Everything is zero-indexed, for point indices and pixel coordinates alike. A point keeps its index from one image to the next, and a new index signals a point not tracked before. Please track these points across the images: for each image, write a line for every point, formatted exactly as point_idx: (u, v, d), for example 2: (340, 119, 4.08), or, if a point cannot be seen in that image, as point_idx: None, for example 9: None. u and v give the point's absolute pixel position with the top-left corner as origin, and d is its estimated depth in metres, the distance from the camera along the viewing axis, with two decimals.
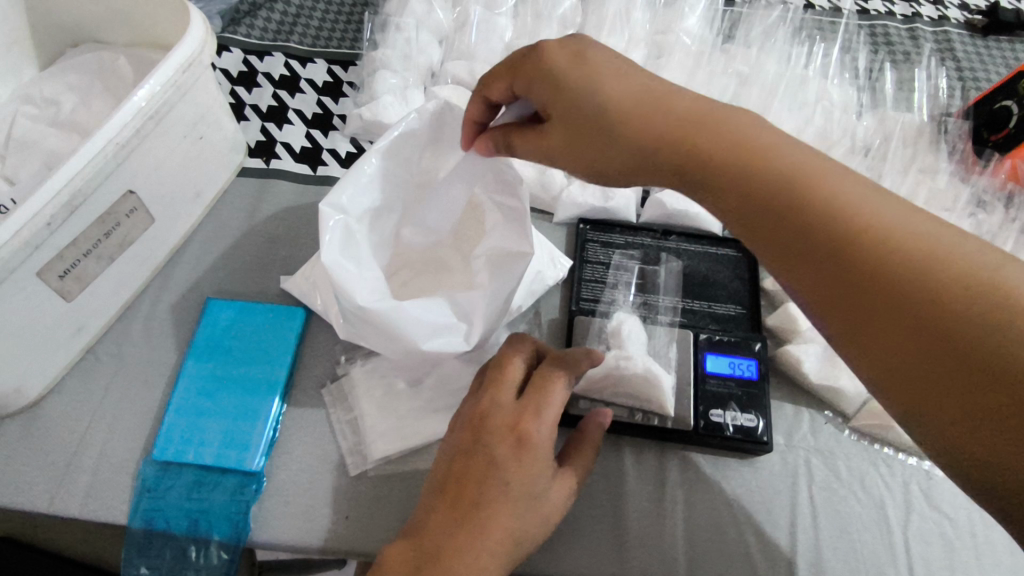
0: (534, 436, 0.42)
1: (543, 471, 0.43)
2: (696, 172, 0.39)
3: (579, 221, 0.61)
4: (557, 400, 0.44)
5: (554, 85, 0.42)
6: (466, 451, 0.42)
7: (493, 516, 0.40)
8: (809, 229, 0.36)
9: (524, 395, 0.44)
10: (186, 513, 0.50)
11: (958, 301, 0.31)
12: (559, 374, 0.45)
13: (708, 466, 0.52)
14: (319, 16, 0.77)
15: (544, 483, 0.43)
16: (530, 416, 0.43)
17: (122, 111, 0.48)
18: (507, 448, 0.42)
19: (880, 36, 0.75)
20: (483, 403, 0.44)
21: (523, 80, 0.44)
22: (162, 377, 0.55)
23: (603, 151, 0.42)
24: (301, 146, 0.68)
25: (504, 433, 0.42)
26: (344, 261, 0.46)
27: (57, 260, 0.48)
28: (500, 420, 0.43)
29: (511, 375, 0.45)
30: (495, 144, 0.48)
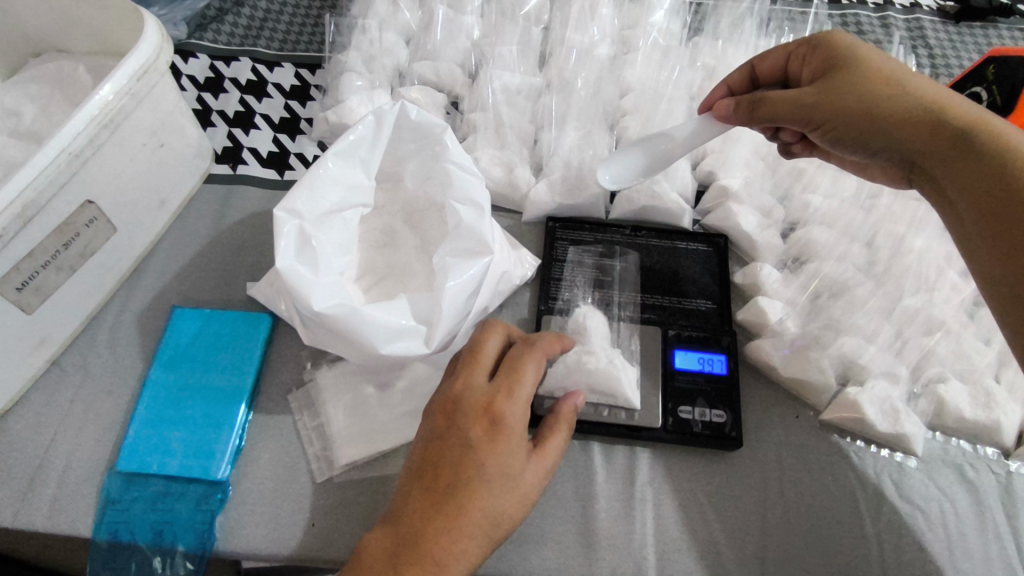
0: (508, 416, 0.42)
1: (520, 450, 0.42)
2: (926, 111, 0.45)
3: (548, 220, 0.61)
4: (530, 380, 0.44)
5: (840, 54, 0.49)
6: (440, 434, 0.42)
7: (469, 498, 0.39)
8: (1005, 173, 0.41)
9: (497, 376, 0.44)
10: (151, 524, 0.50)
11: None
12: (529, 356, 0.45)
13: (678, 463, 0.52)
14: (286, 19, 0.77)
15: (522, 463, 0.42)
16: (503, 396, 0.43)
17: (74, 120, 0.48)
18: (482, 430, 0.41)
19: (851, 25, 0.75)
20: (456, 386, 0.44)
21: (804, 52, 0.52)
22: (128, 387, 0.55)
23: (863, 102, 0.46)
24: (268, 151, 0.67)
25: (479, 413, 0.42)
26: (299, 265, 0.46)
27: (14, 272, 0.47)
28: (473, 401, 0.43)
29: (483, 359, 0.45)
30: (738, 107, 0.52)
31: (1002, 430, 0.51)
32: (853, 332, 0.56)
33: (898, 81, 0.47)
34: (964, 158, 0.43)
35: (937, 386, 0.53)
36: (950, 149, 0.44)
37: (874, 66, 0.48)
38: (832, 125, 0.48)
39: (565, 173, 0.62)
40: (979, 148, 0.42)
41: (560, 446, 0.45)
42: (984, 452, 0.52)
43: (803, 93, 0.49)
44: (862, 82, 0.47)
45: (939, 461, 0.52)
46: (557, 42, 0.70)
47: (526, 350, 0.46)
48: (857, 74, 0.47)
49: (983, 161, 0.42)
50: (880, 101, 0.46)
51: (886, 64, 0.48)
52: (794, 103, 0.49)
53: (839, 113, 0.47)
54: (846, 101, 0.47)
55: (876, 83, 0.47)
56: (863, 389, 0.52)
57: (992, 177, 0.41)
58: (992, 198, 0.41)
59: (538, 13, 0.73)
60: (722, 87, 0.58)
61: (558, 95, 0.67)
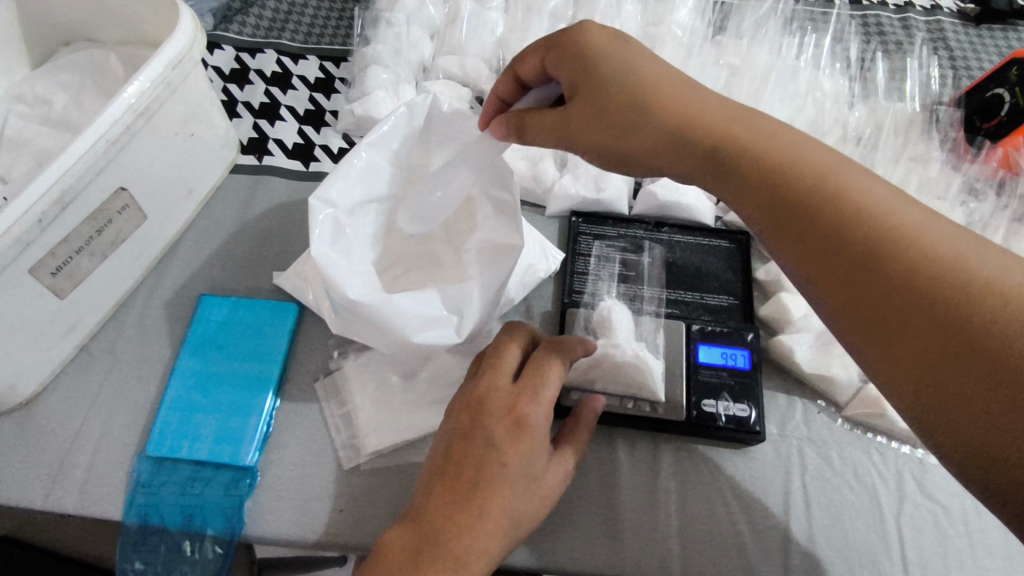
0: (533, 417, 0.43)
1: (539, 452, 0.43)
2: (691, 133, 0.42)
3: (572, 214, 0.61)
4: (554, 383, 0.45)
5: (586, 54, 0.45)
6: (463, 433, 0.43)
7: (491, 497, 0.40)
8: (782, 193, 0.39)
9: (522, 377, 0.45)
10: (180, 509, 0.51)
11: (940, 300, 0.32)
12: (553, 359, 0.46)
13: (701, 457, 0.52)
14: (310, 12, 0.77)
15: (541, 466, 0.43)
16: (527, 398, 0.44)
17: (111, 108, 0.48)
18: (506, 430, 0.43)
19: (872, 26, 0.75)
20: (481, 387, 0.45)
21: (555, 55, 0.46)
22: (156, 372, 0.56)
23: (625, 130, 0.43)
24: (293, 142, 0.68)
25: (503, 414, 0.43)
26: (333, 254, 0.46)
27: (50, 257, 0.48)
28: (498, 402, 0.44)
29: (508, 361, 0.46)
30: (508, 127, 0.48)
31: None
32: None
33: (633, 81, 0.43)
34: (762, 199, 0.40)
35: None
36: (777, 189, 0.39)
37: (616, 78, 0.44)
38: (582, 143, 0.46)
39: (590, 168, 0.62)
40: (836, 210, 0.37)
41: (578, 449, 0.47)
42: None
43: (561, 119, 0.45)
44: (609, 108, 0.44)
45: None
46: None
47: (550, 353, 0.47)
48: (601, 95, 0.44)
49: (816, 217, 0.37)
50: (608, 116, 0.44)
51: (640, 75, 0.43)
52: (556, 129, 0.46)
53: (609, 144, 0.44)
54: (610, 135, 0.44)
55: (615, 109, 0.43)
56: None
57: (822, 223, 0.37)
58: (864, 285, 0.35)
59: (562, 10, 0.74)
60: (493, 98, 0.51)
61: None
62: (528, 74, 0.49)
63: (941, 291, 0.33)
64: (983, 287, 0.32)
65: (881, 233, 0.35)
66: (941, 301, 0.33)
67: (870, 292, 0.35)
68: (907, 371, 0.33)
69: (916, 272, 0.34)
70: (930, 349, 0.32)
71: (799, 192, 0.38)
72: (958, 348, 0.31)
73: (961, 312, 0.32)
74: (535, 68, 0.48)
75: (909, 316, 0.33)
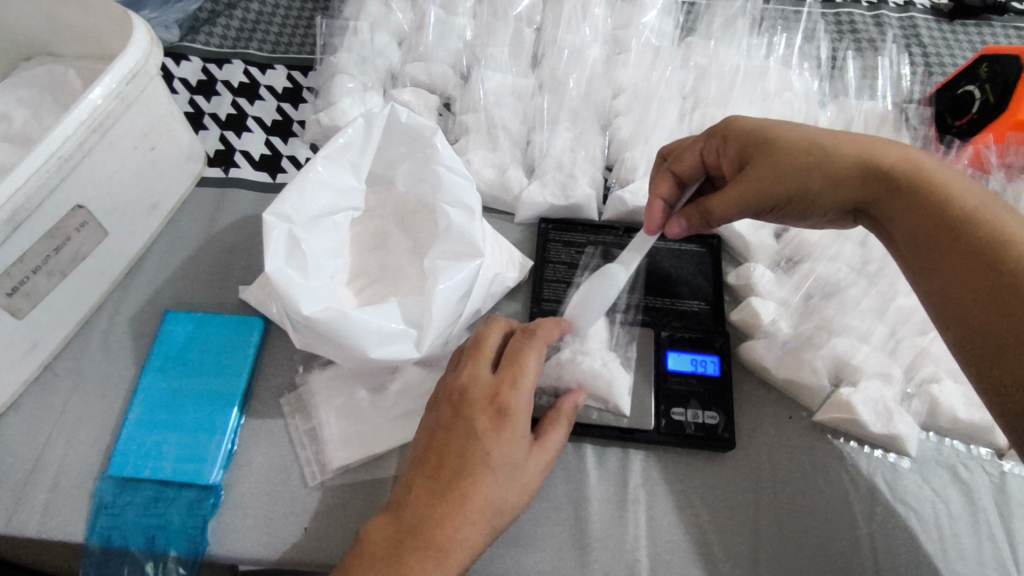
0: (513, 406, 0.42)
1: (522, 440, 0.42)
2: (871, 169, 0.44)
3: (541, 221, 0.61)
4: (533, 369, 0.44)
5: (759, 136, 0.48)
6: (445, 425, 0.42)
7: (473, 486, 0.39)
8: (914, 210, 0.42)
9: (502, 366, 0.44)
10: (143, 529, 0.50)
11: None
12: (532, 344, 0.45)
13: (670, 465, 0.52)
14: (278, 21, 0.77)
15: (525, 453, 0.42)
16: (508, 387, 0.43)
17: (63, 125, 0.48)
18: (488, 420, 0.42)
19: (845, 24, 0.74)
20: (462, 378, 0.44)
21: (715, 142, 0.51)
22: (120, 391, 0.55)
23: (796, 178, 0.46)
24: (260, 154, 0.67)
25: (484, 404, 0.42)
26: (289, 270, 0.46)
27: (4, 277, 0.47)
28: (479, 392, 0.43)
29: (487, 351, 0.46)
30: (690, 223, 0.52)
31: (995, 430, 0.51)
32: (847, 332, 0.55)
33: (815, 144, 0.46)
34: (911, 216, 0.42)
35: (931, 386, 0.53)
36: (891, 192, 0.43)
37: (793, 140, 0.46)
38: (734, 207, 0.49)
39: (557, 174, 0.61)
40: (926, 211, 0.41)
41: (559, 438, 0.45)
42: (978, 452, 0.52)
43: (739, 185, 0.48)
44: (789, 161, 0.46)
45: (932, 461, 0.52)
46: (549, 43, 0.70)
47: (527, 339, 0.46)
48: (781, 157, 0.46)
49: (923, 216, 0.41)
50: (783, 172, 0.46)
51: (807, 133, 0.46)
52: (734, 196, 0.48)
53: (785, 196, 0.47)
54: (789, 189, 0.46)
55: (798, 158, 0.46)
56: (856, 389, 0.52)
57: (935, 231, 0.40)
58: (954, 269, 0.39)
59: (530, 14, 0.73)
60: (658, 203, 0.52)
61: (550, 96, 0.66)
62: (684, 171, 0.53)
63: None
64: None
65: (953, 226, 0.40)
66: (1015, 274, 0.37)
67: (956, 268, 0.39)
68: (991, 335, 0.37)
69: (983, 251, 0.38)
70: (1006, 318, 0.37)
71: (921, 189, 0.42)
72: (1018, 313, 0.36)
73: None
74: (693, 163, 0.52)
75: (981, 284, 0.38)
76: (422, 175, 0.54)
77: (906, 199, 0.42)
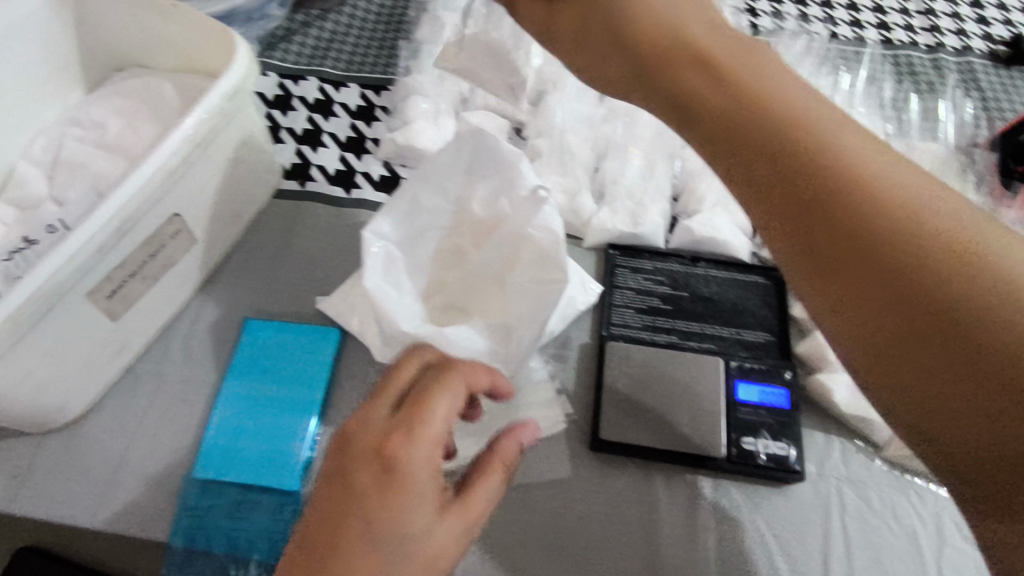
0: (405, 459, 0.37)
1: (420, 502, 0.37)
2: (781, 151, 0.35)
3: (609, 247, 0.63)
4: (436, 417, 0.39)
5: (687, 84, 0.40)
6: (337, 477, 0.37)
7: (343, 554, 0.35)
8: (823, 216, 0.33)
9: (401, 410, 0.39)
10: (226, 532, 0.51)
11: (964, 315, 0.29)
12: (440, 389, 0.40)
13: (741, 495, 0.53)
14: (352, 40, 0.78)
15: (425, 517, 0.37)
16: (399, 436, 0.38)
17: (171, 139, 0.50)
18: (372, 476, 0.37)
19: (904, 66, 0.76)
20: (352, 422, 0.39)
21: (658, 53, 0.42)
22: (201, 395, 0.56)
23: (733, 112, 0.38)
24: (335, 168, 0.69)
25: (371, 456, 0.37)
26: (385, 286, 0.48)
27: (105, 282, 0.49)
28: (364, 440, 0.38)
29: (394, 389, 0.40)
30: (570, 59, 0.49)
31: None
32: None
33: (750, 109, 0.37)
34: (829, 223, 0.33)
35: None
36: (776, 174, 0.35)
37: (742, 93, 0.38)
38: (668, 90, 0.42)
39: (627, 203, 0.64)
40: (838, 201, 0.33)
41: (479, 498, 0.41)
42: None
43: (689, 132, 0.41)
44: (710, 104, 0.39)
45: None
46: None
47: (433, 380, 0.40)
48: (721, 121, 0.38)
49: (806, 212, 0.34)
50: (736, 112, 0.38)
51: (748, 92, 0.38)
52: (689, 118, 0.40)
53: (735, 152, 0.37)
54: (733, 142, 0.37)
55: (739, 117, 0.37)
56: None
57: (814, 232, 0.34)
58: (872, 264, 0.32)
59: None
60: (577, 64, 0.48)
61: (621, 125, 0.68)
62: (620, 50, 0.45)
63: (956, 305, 0.29)
64: (972, 261, 0.30)
65: (845, 222, 0.33)
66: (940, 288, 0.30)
67: (849, 277, 0.32)
68: (920, 359, 0.30)
69: (923, 254, 0.31)
70: (916, 350, 0.30)
71: (811, 190, 0.34)
72: (921, 299, 0.30)
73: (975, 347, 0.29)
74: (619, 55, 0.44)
75: (886, 294, 0.31)
76: (513, 228, 0.54)
77: (823, 199, 0.34)
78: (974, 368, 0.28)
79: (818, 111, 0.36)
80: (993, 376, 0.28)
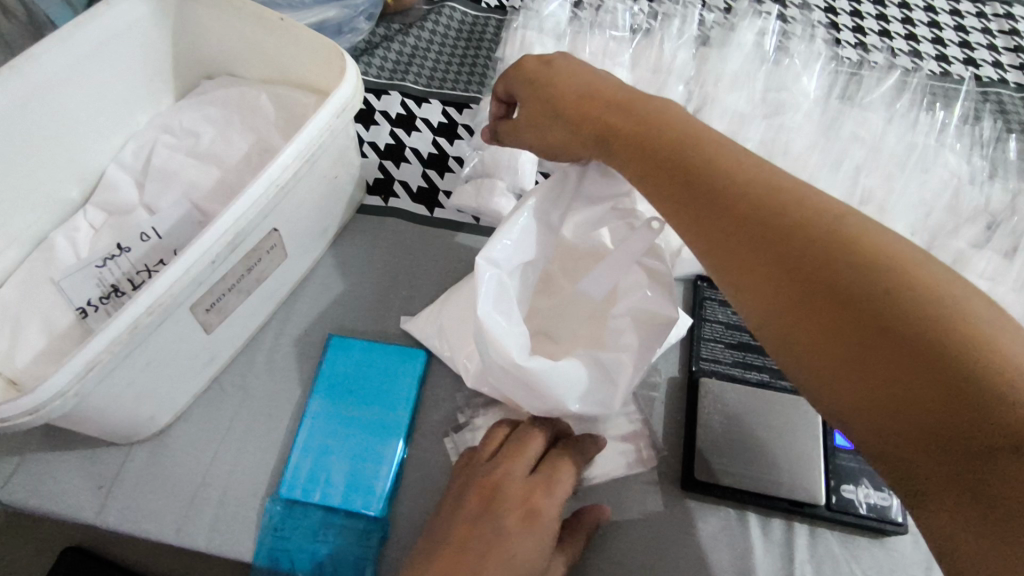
0: (544, 510, 0.45)
1: (544, 548, 0.44)
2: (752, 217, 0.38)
3: (698, 278, 0.62)
4: (566, 483, 0.47)
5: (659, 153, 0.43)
6: (475, 516, 0.44)
7: None
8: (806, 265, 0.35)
9: (538, 473, 0.47)
10: (310, 556, 0.50)
11: (935, 354, 0.30)
12: (568, 459, 0.49)
13: (839, 545, 0.51)
14: (433, 56, 0.78)
15: (544, 560, 0.44)
16: (541, 492, 0.46)
17: (283, 154, 0.49)
18: (516, 519, 0.44)
19: (995, 105, 0.74)
20: (497, 474, 0.47)
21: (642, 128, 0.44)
22: (285, 411, 0.56)
23: (706, 182, 0.40)
24: (418, 186, 0.69)
25: (517, 503, 0.45)
26: (495, 315, 0.46)
27: (208, 295, 0.49)
28: (511, 491, 0.45)
29: (529, 454, 0.48)
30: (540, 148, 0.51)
31: None
32: None
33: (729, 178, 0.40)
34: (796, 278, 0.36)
35: None
36: (751, 237, 0.38)
37: (717, 169, 0.40)
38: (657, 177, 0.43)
39: None
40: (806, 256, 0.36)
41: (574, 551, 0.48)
42: None
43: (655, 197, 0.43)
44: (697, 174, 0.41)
45: None
46: (708, 100, 0.70)
47: (563, 452, 0.49)
48: (699, 186, 0.40)
49: (784, 267, 0.36)
50: (713, 180, 0.40)
51: (731, 160, 0.41)
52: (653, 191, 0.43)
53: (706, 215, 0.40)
54: (705, 209, 0.40)
55: (714, 187, 0.40)
56: None
57: (785, 289, 0.36)
58: (848, 311, 0.33)
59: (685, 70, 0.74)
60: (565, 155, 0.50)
61: None
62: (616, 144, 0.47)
63: (922, 345, 0.31)
64: (960, 314, 0.31)
65: (823, 272, 0.35)
66: (932, 333, 0.31)
67: (828, 324, 0.34)
68: (906, 401, 0.31)
69: (903, 295, 0.32)
70: (902, 391, 0.31)
71: (781, 247, 0.37)
72: (926, 366, 0.30)
73: (956, 385, 0.30)
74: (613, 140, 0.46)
75: (858, 342, 0.33)
76: (623, 261, 0.50)
77: (797, 252, 0.36)
78: (947, 408, 0.30)
79: (799, 181, 0.39)
80: (965, 412, 0.29)
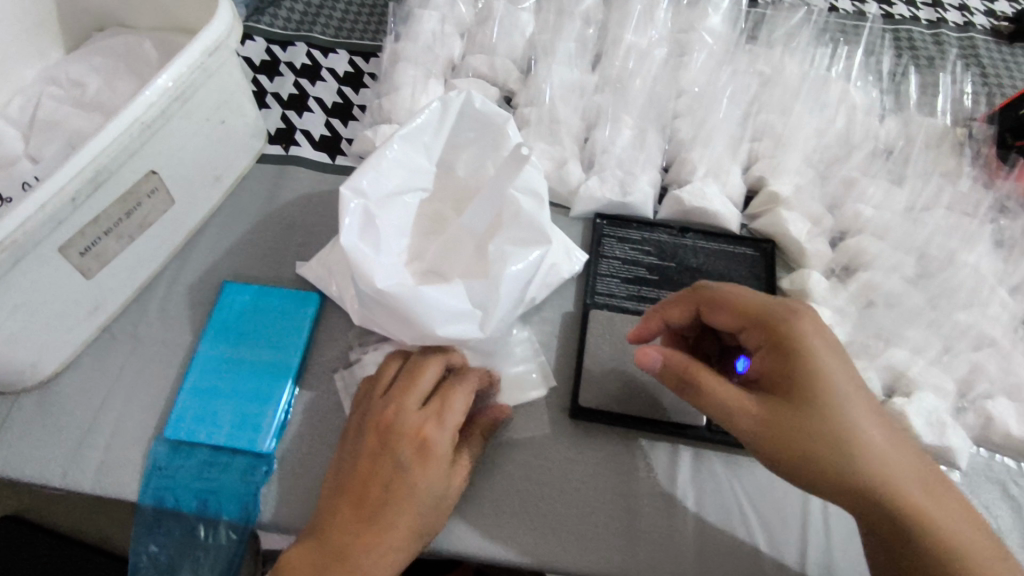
0: (437, 442, 0.46)
1: (442, 475, 0.46)
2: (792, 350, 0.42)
3: (596, 217, 0.61)
4: (460, 408, 0.47)
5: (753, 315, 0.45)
6: (371, 453, 0.46)
7: (381, 515, 0.44)
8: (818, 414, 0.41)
9: (429, 404, 0.47)
10: (195, 492, 0.51)
11: (905, 520, 0.40)
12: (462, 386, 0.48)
13: (720, 464, 0.52)
14: (341, 7, 0.77)
15: (444, 483, 0.46)
16: (433, 424, 0.46)
17: (146, 92, 0.48)
18: (411, 454, 0.45)
19: (903, 40, 0.74)
20: (389, 411, 0.47)
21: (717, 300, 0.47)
22: (175, 356, 0.56)
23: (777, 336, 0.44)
24: (320, 134, 0.68)
25: (410, 440, 0.45)
26: (362, 244, 0.47)
27: (78, 237, 0.48)
28: (403, 428, 0.46)
29: (421, 385, 0.48)
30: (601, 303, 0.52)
31: None
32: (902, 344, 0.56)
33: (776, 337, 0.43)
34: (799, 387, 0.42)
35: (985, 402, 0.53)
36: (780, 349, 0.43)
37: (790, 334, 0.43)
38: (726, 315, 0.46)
39: (616, 171, 0.62)
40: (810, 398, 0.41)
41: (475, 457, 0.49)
42: None
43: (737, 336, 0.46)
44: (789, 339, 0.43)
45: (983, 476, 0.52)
46: (613, 41, 0.70)
47: (458, 380, 0.49)
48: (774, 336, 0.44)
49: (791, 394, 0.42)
50: (800, 345, 0.43)
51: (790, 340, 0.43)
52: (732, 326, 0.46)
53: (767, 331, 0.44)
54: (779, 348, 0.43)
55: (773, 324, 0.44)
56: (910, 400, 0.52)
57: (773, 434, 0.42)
58: (829, 450, 0.41)
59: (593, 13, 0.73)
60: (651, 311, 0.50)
61: (612, 94, 0.67)
62: (674, 321, 0.49)
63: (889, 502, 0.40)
64: (905, 502, 0.40)
65: (819, 421, 0.41)
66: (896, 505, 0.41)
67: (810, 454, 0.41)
68: (874, 503, 0.41)
69: (872, 488, 0.41)
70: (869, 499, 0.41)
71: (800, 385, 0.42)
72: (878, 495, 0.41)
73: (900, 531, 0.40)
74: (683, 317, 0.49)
75: (841, 463, 0.41)
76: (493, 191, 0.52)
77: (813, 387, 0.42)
78: (905, 521, 0.40)
79: (851, 388, 0.42)
80: (897, 514, 0.40)
